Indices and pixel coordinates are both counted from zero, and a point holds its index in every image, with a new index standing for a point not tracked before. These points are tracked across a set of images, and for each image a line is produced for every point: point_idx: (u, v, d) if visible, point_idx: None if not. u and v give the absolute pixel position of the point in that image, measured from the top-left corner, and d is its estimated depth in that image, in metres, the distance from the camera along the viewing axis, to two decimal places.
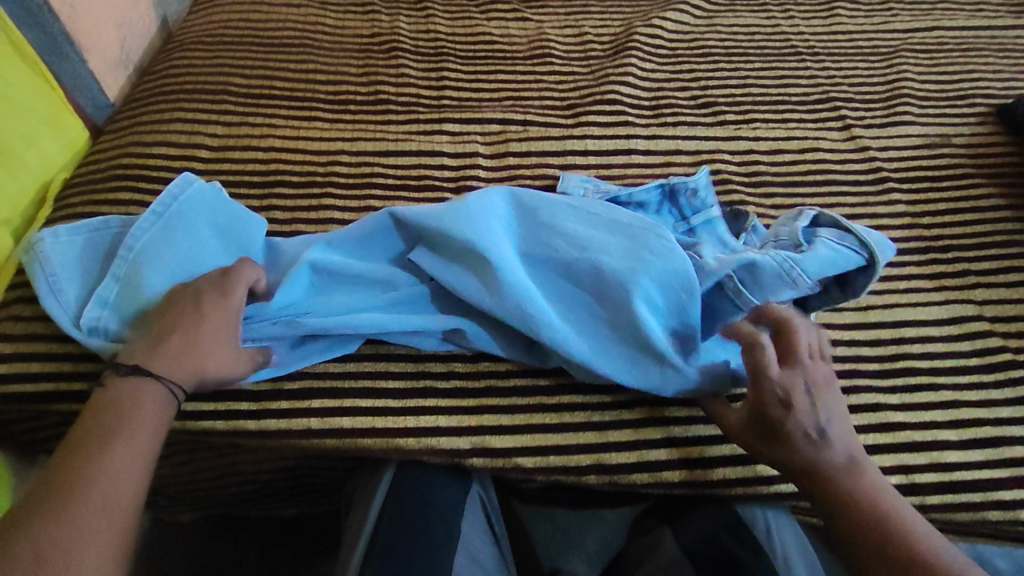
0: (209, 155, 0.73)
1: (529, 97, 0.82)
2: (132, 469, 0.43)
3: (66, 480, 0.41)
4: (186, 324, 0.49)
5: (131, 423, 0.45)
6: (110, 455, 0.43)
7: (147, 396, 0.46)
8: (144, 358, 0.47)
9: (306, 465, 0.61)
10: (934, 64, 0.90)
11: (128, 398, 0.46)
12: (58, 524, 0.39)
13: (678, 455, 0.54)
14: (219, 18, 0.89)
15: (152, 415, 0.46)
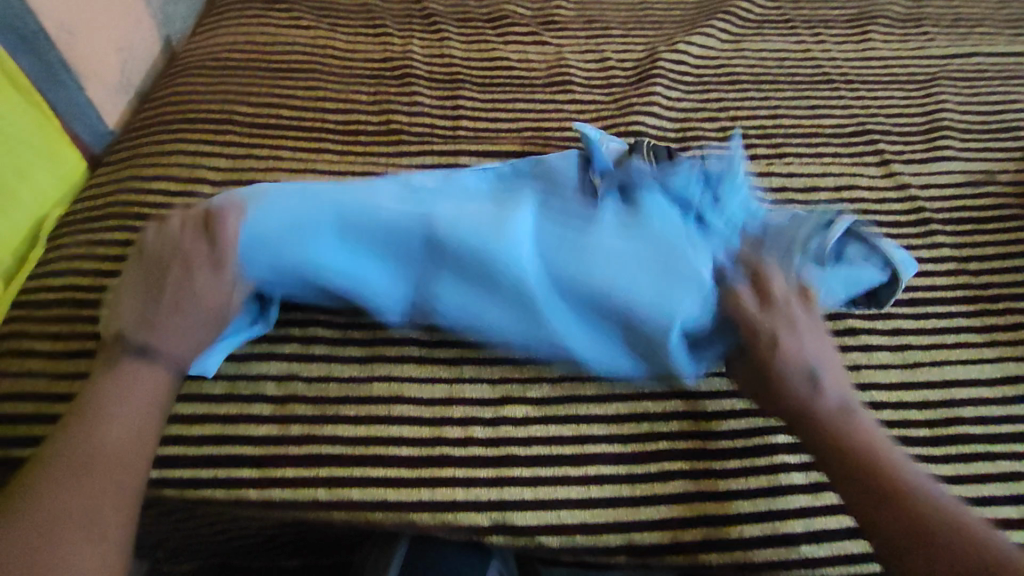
0: (212, 190, 0.69)
1: (549, 128, 0.77)
2: (135, 423, 0.44)
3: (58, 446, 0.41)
4: (167, 297, 0.47)
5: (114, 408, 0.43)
6: (109, 408, 0.43)
7: (142, 374, 0.45)
8: (140, 334, 0.46)
9: (313, 528, 0.57)
10: (975, 94, 0.85)
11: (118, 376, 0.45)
12: (74, 486, 0.40)
13: (716, 535, 0.50)
14: (224, 40, 0.86)
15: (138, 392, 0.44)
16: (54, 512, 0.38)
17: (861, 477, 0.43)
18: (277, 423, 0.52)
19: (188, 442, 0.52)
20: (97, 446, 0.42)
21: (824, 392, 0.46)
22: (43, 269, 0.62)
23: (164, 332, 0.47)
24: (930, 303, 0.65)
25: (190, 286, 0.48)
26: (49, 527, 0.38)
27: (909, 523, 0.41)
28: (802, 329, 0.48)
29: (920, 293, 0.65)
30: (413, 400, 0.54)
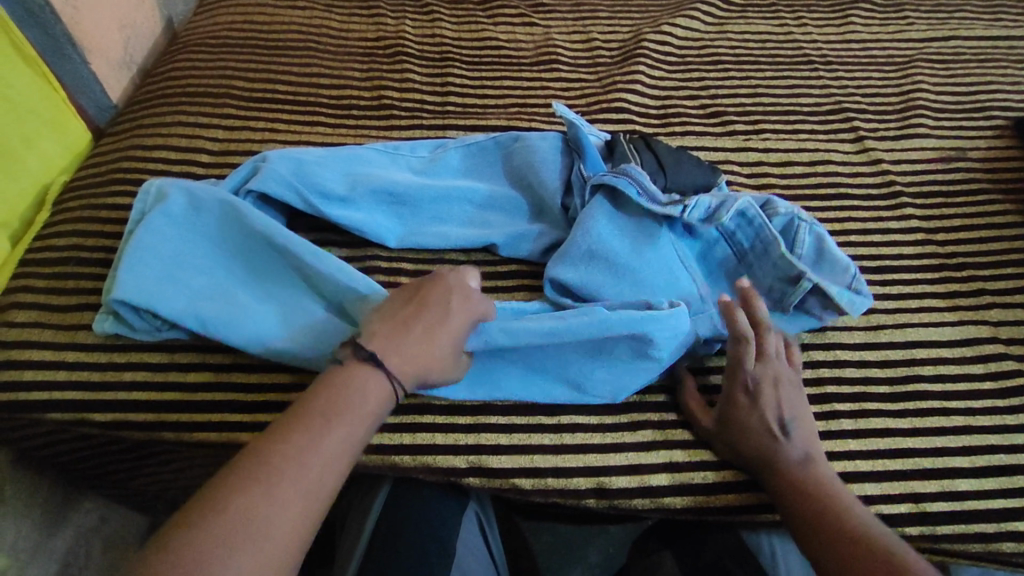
0: (210, 159, 0.72)
1: (535, 104, 0.80)
2: (334, 456, 0.41)
3: (271, 457, 0.40)
4: (414, 337, 0.47)
5: (354, 399, 0.43)
6: (319, 434, 0.41)
7: (364, 392, 0.44)
8: (376, 347, 0.46)
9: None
10: (950, 75, 0.88)
11: (361, 379, 0.44)
12: (267, 496, 0.38)
13: (681, 480, 0.52)
14: (223, 20, 0.89)
15: (378, 406, 0.44)
16: (289, 490, 0.39)
17: (808, 508, 0.47)
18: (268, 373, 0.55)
19: (184, 388, 0.55)
20: (295, 479, 0.39)
21: (784, 426, 0.50)
22: (49, 231, 0.65)
23: (400, 347, 0.46)
24: (896, 271, 0.68)
25: (438, 331, 0.48)
26: (241, 532, 0.36)
27: (845, 545, 0.44)
28: (772, 380, 0.52)
29: (885, 262, 0.68)
30: None
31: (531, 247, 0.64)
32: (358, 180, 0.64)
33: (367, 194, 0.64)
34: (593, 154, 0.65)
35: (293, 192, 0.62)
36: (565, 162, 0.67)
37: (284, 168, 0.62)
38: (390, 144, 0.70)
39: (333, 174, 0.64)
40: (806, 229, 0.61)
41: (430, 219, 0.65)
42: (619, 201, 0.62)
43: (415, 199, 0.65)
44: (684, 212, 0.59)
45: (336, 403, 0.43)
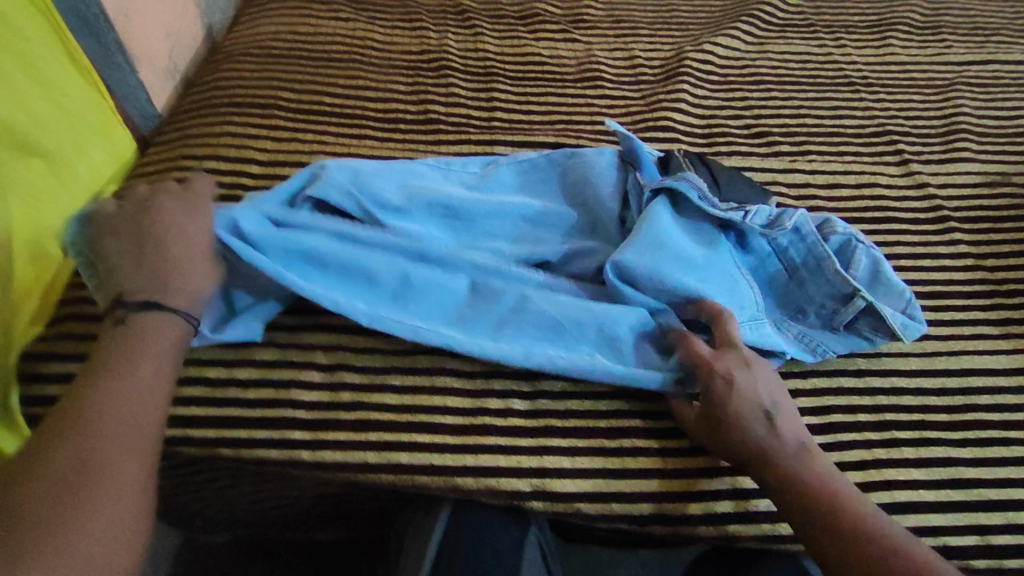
0: (258, 170, 0.71)
1: (581, 121, 0.80)
2: (141, 400, 0.44)
3: (72, 415, 0.41)
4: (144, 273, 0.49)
5: (142, 347, 0.46)
6: (119, 381, 0.44)
7: (152, 340, 0.46)
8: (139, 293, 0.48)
9: (353, 493, 0.60)
10: (991, 99, 0.88)
11: (146, 326, 0.47)
12: (84, 449, 0.40)
13: (747, 508, 0.52)
14: (266, 29, 0.88)
15: (169, 347, 0.47)
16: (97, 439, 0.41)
17: (808, 510, 0.46)
18: (328, 390, 0.55)
19: (242, 405, 0.54)
20: (109, 423, 0.42)
21: (766, 426, 0.49)
22: None
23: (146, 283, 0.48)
24: (947, 297, 0.67)
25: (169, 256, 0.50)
26: (60, 486, 0.38)
27: (854, 551, 0.44)
28: (747, 377, 0.51)
29: (937, 287, 0.68)
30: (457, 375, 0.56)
31: (587, 264, 0.62)
32: (413, 189, 0.64)
33: (423, 209, 0.64)
34: (649, 166, 0.66)
35: (354, 200, 0.61)
36: (619, 178, 0.67)
37: (343, 175, 0.62)
38: (443, 160, 0.70)
39: (389, 180, 0.64)
40: (863, 250, 0.61)
41: (483, 235, 0.65)
42: (678, 202, 0.63)
43: (469, 214, 0.64)
44: (744, 218, 0.60)
45: (113, 357, 0.45)
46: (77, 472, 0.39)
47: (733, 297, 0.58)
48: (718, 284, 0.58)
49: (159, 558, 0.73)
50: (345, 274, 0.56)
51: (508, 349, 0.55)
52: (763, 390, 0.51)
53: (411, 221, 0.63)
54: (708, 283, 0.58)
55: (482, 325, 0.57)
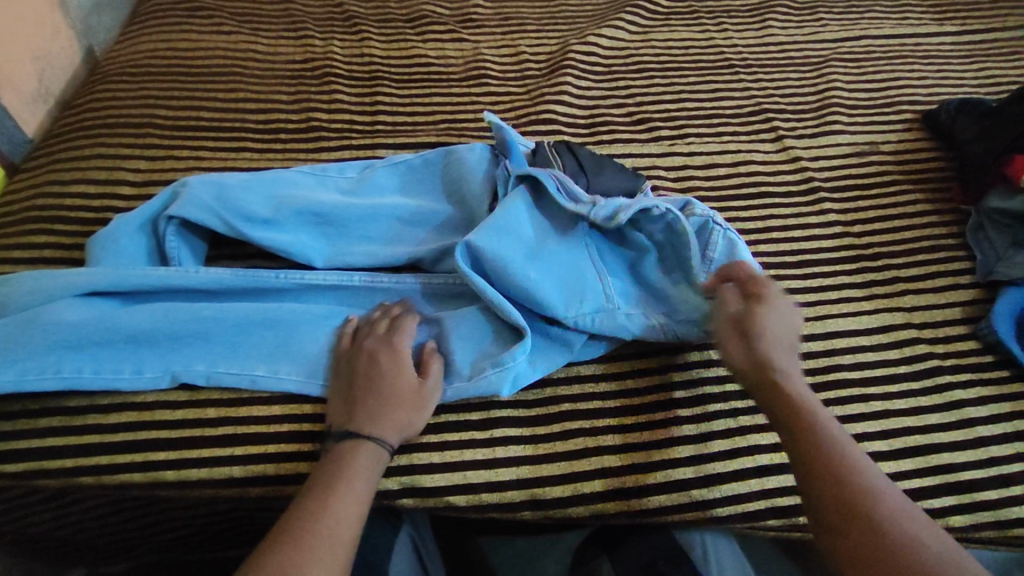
0: (131, 190, 0.70)
1: (465, 119, 0.81)
2: (363, 479, 0.47)
3: (320, 482, 0.47)
4: (365, 393, 0.51)
5: (369, 427, 0.50)
6: (348, 455, 0.48)
7: (356, 458, 0.48)
8: (341, 424, 0.50)
9: (237, 508, 0.59)
10: (863, 73, 0.92)
11: (350, 449, 0.49)
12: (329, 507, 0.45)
13: (615, 485, 0.53)
14: (145, 48, 0.87)
15: (371, 464, 0.48)
16: (342, 502, 0.46)
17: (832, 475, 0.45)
18: (192, 407, 0.54)
19: (103, 430, 0.53)
20: (350, 492, 0.46)
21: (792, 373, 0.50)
22: None
23: (363, 411, 0.50)
24: (816, 264, 0.70)
25: (376, 368, 0.52)
26: (300, 532, 0.43)
27: (855, 534, 0.42)
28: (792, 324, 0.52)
29: (807, 256, 0.71)
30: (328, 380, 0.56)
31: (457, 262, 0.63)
32: (281, 196, 0.64)
33: (291, 217, 0.63)
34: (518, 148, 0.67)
35: (218, 212, 0.61)
36: (488, 169, 0.68)
37: (208, 188, 0.62)
38: (319, 168, 0.70)
39: (257, 188, 0.64)
40: (724, 234, 0.60)
41: (358, 239, 0.65)
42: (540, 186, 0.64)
43: (340, 218, 0.64)
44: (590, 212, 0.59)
45: (370, 414, 0.50)
46: (304, 525, 0.44)
47: (579, 279, 0.58)
48: (562, 265, 0.59)
49: None
50: (191, 310, 0.56)
51: None
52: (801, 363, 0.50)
53: (278, 228, 0.63)
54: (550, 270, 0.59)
55: (323, 355, 0.56)
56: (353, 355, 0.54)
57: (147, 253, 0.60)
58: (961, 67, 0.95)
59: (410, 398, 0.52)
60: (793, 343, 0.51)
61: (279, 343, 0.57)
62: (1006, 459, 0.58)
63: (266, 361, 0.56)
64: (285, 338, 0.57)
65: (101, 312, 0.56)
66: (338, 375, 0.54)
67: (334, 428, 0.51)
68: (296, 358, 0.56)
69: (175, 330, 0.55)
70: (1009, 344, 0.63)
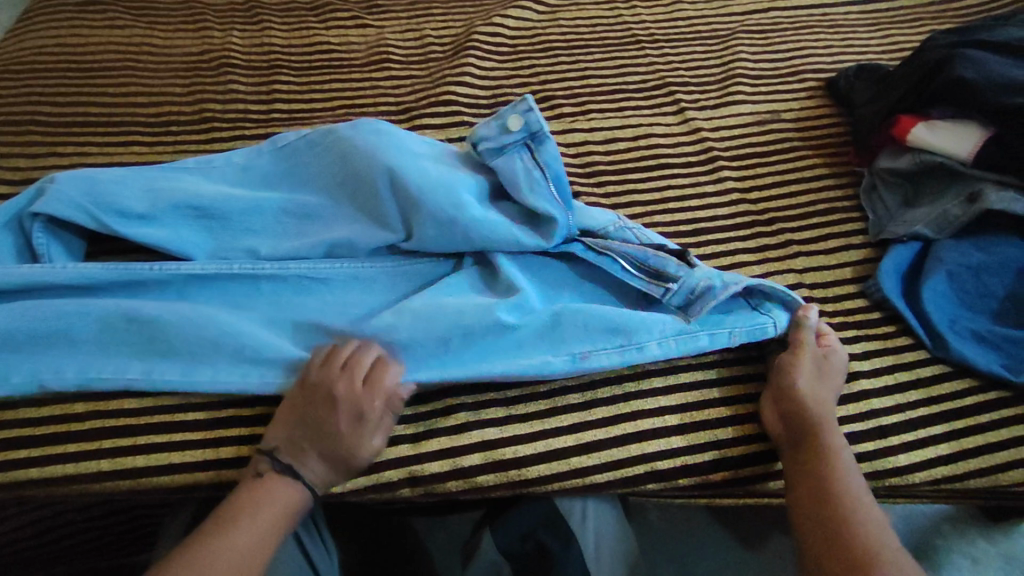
0: (9, 189, 0.68)
1: (364, 104, 0.80)
2: (282, 519, 0.47)
3: (244, 508, 0.46)
4: (317, 435, 0.50)
5: (304, 471, 0.49)
6: (279, 493, 0.47)
7: (283, 498, 0.47)
8: (288, 456, 0.49)
9: (141, 505, 0.60)
10: (768, 44, 0.93)
11: (282, 488, 0.48)
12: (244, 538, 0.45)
13: (493, 458, 0.53)
14: (33, 44, 0.84)
15: (290, 512, 0.47)
16: (255, 537, 0.45)
17: (814, 486, 0.49)
18: (59, 404, 0.53)
19: None
20: (267, 529, 0.46)
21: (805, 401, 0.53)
22: None
23: (311, 452, 0.49)
24: (712, 232, 0.71)
25: (336, 413, 0.50)
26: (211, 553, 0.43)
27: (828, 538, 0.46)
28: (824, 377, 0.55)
29: (703, 224, 0.71)
30: (202, 375, 0.54)
31: (348, 250, 0.61)
32: (155, 188, 0.61)
33: (166, 210, 0.60)
34: (547, 192, 0.59)
35: (87, 206, 0.58)
36: (369, 140, 0.63)
37: (77, 182, 0.59)
38: (204, 163, 0.67)
39: (131, 180, 0.61)
40: (630, 231, 0.62)
41: (241, 231, 0.62)
42: (544, 229, 0.60)
43: (219, 209, 0.61)
44: (647, 307, 0.59)
45: (310, 458, 0.49)
46: (216, 548, 0.44)
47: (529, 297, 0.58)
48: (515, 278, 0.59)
49: None
50: (53, 309, 0.54)
51: (226, 377, 0.54)
52: (826, 402, 0.54)
53: (153, 222, 0.60)
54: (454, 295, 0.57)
55: (198, 351, 0.54)
56: (320, 389, 0.51)
57: (9, 249, 0.58)
58: (865, 34, 0.96)
59: (360, 458, 0.50)
60: (833, 397, 0.55)
61: (148, 339, 0.54)
62: (886, 411, 0.59)
63: (135, 359, 0.54)
64: (155, 333, 0.54)
65: None
66: (296, 399, 0.51)
67: (275, 454, 0.49)
68: (170, 356, 0.54)
69: (33, 329, 0.53)
70: (894, 301, 0.64)
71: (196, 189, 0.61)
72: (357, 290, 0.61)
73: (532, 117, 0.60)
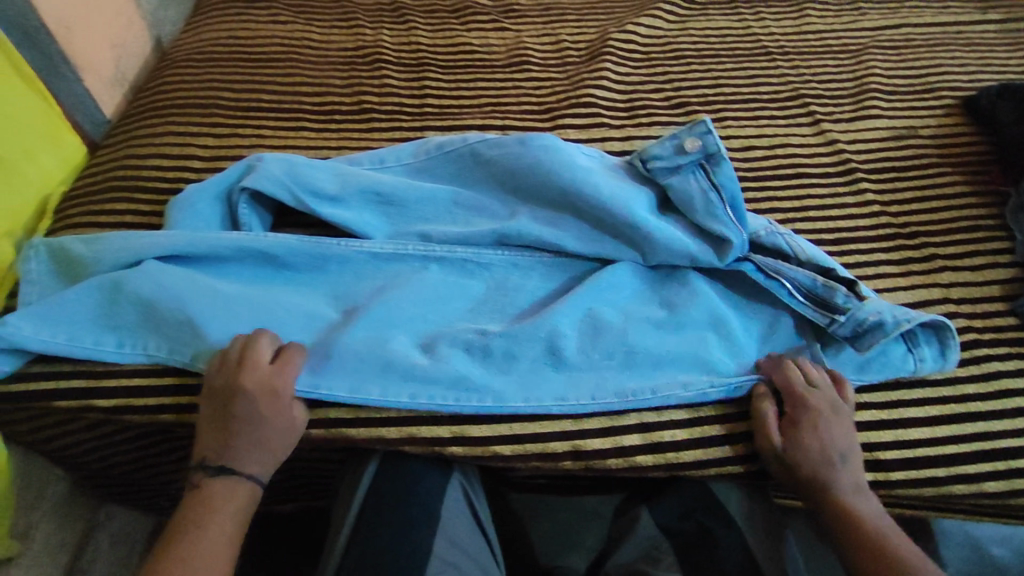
0: (202, 164, 0.76)
1: (508, 103, 0.84)
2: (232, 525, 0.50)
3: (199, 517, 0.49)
4: (240, 435, 0.51)
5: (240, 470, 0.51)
6: (226, 495, 0.50)
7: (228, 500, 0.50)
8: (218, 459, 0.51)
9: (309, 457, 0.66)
10: (902, 60, 0.93)
11: (219, 492, 0.50)
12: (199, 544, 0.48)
13: (652, 439, 0.56)
14: (208, 37, 0.93)
15: (242, 510, 0.50)
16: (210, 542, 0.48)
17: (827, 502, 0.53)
18: None
19: (183, 374, 0.58)
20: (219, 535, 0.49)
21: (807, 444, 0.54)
22: (62, 232, 0.70)
23: (236, 451, 0.51)
24: (852, 242, 0.72)
25: (253, 414, 0.52)
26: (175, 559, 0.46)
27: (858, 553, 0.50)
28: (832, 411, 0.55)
29: (845, 235, 0.72)
30: (384, 354, 0.57)
31: (514, 246, 0.65)
32: (341, 176, 0.67)
33: (352, 198, 0.66)
34: (723, 213, 0.62)
35: (287, 187, 0.65)
36: (534, 144, 0.67)
37: (279, 165, 0.66)
38: (376, 157, 0.72)
39: (321, 167, 0.68)
40: (782, 237, 0.64)
41: (415, 219, 0.68)
42: (719, 247, 0.62)
43: (397, 200, 0.67)
44: (832, 326, 0.60)
45: (247, 457, 0.51)
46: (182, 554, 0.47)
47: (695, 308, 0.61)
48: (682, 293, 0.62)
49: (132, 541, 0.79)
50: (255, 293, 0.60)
51: (405, 359, 0.57)
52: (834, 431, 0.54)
53: (339, 207, 0.66)
54: (603, 296, 0.61)
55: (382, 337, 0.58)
56: (226, 391, 0.52)
57: (217, 221, 0.65)
58: (1005, 53, 0.94)
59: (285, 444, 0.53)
60: (842, 421, 0.55)
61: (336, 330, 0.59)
62: None
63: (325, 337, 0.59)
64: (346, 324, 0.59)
65: (172, 277, 0.59)
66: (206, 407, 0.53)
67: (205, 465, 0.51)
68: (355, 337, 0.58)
69: (245, 304, 0.59)
70: None
71: (376, 179, 0.67)
72: (518, 275, 0.65)
73: (710, 139, 0.63)
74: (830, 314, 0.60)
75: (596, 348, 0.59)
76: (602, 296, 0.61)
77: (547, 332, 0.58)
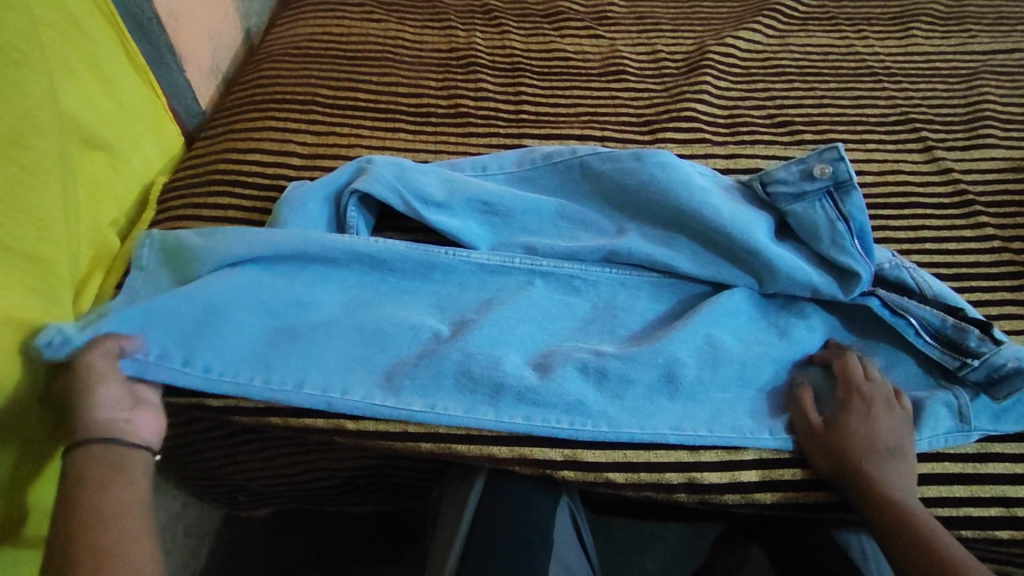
0: (300, 162, 0.75)
1: (606, 113, 0.82)
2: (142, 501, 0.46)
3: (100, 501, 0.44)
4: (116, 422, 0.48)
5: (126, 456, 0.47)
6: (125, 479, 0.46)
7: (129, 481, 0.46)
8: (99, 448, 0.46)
9: (399, 465, 0.65)
10: (1017, 87, 0.88)
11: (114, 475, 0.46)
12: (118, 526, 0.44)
13: (773, 477, 0.54)
14: (302, 32, 0.93)
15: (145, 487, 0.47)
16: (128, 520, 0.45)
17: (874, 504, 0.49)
18: None
19: None
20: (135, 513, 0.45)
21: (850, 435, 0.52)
22: (164, 223, 0.70)
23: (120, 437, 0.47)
24: (973, 279, 0.68)
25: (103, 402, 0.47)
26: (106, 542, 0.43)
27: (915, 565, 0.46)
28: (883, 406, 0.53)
29: (966, 271, 0.68)
30: (496, 374, 0.55)
31: (624, 265, 0.63)
32: (448, 182, 0.66)
33: (458, 206, 0.65)
34: (852, 246, 0.59)
35: (396, 193, 0.64)
36: (648, 160, 0.65)
37: (388, 169, 0.66)
38: (479, 164, 0.71)
39: (427, 173, 0.67)
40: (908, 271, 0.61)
41: (520, 231, 0.66)
42: (843, 280, 0.59)
43: (504, 210, 0.66)
44: (961, 370, 0.57)
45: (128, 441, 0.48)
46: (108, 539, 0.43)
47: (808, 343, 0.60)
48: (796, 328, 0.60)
49: (202, 532, 0.81)
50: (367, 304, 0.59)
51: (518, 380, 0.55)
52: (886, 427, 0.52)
53: (446, 214, 0.65)
54: (722, 324, 0.59)
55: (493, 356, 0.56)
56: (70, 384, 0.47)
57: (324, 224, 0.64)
58: None
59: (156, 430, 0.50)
60: (891, 421, 0.53)
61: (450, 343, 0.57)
62: None
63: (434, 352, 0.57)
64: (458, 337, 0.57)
65: (286, 285, 0.58)
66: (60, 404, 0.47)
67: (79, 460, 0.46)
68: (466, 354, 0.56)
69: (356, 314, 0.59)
70: None
71: (483, 187, 0.66)
72: (627, 295, 0.63)
73: (841, 167, 0.60)
74: (960, 358, 0.57)
75: (711, 379, 0.57)
76: (720, 327, 0.59)
77: (664, 359, 0.56)
